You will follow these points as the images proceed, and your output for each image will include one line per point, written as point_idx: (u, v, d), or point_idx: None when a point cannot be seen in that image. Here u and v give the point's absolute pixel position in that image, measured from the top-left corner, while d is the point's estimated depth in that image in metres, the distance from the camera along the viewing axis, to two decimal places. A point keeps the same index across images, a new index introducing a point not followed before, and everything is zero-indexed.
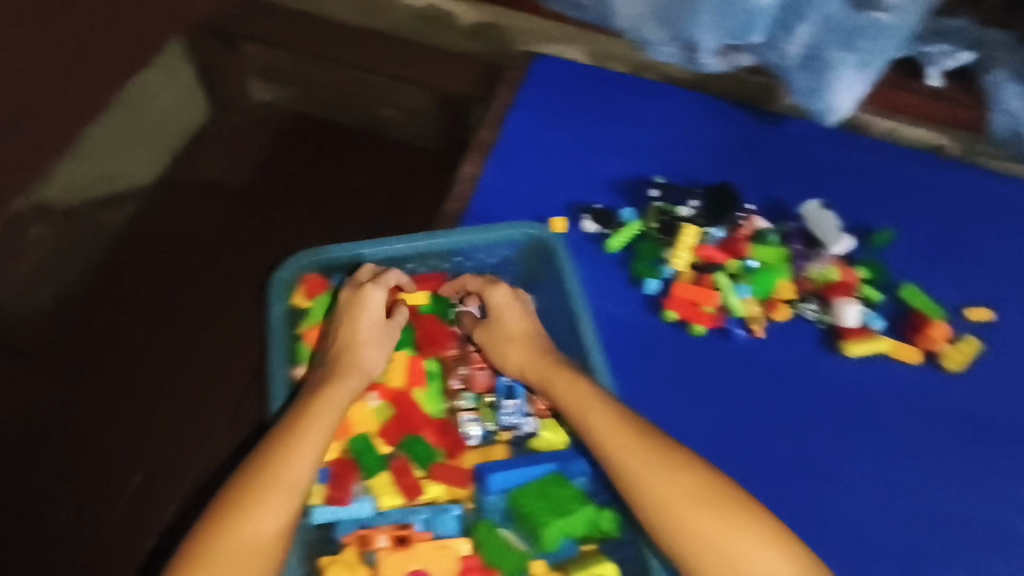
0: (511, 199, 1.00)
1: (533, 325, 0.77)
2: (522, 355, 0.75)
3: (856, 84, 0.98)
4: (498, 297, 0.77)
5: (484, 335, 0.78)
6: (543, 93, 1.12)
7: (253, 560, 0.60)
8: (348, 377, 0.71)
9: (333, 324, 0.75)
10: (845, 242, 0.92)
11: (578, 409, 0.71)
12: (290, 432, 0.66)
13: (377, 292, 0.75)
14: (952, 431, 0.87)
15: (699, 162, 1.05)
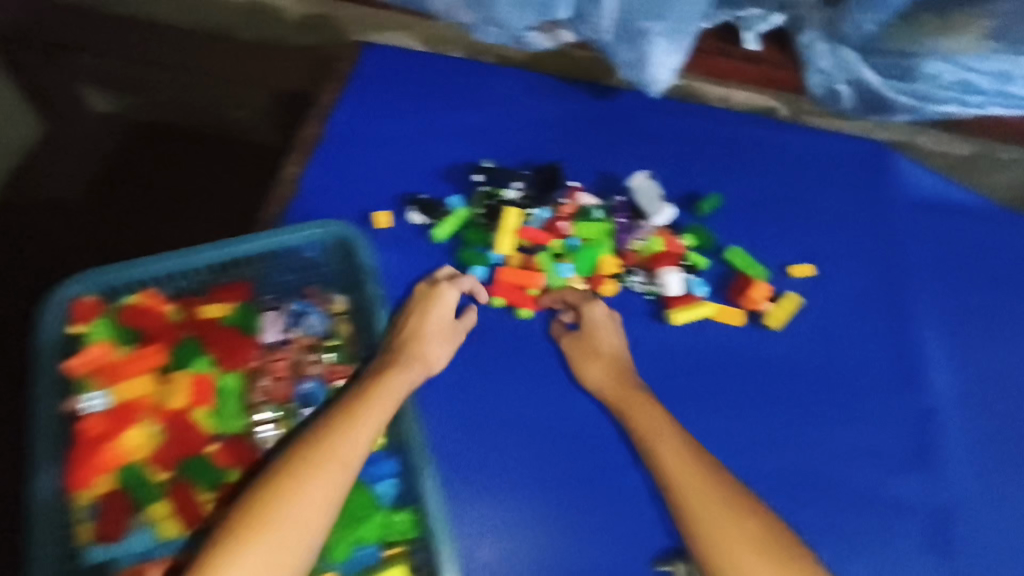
0: (336, 195, 0.96)
1: (622, 350, 0.85)
2: (607, 374, 0.84)
3: (671, 56, 0.99)
4: (597, 314, 0.86)
5: (575, 349, 0.85)
6: (374, 84, 1.09)
7: (305, 517, 0.63)
8: (410, 365, 0.76)
9: (404, 315, 0.81)
10: (667, 213, 0.94)
11: (651, 430, 0.78)
12: (357, 408, 0.71)
13: (451, 293, 0.83)
14: (833, 414, 0.91)
15: (533, 145, 1.05)
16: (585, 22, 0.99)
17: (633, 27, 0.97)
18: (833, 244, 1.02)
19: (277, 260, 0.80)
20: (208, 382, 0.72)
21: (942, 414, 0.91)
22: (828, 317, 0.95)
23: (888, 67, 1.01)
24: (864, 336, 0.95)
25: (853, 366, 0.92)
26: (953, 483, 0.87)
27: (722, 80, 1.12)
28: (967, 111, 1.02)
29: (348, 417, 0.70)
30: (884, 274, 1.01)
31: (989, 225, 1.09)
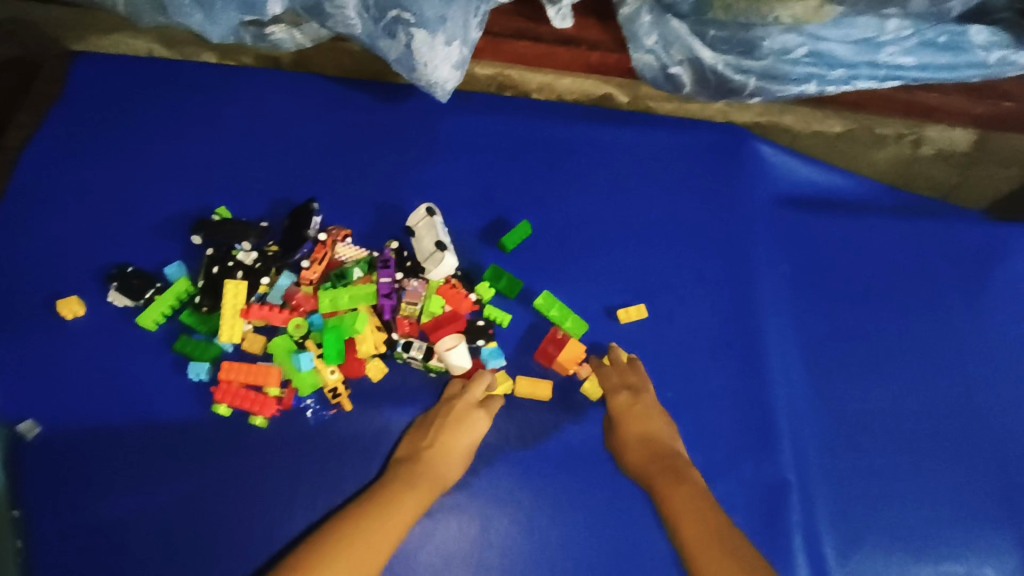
0: (13, 279, 0.73)
1: (666, 436, 0.71)
2: (643, 452, 0.70)
3: (449, 48, 0.75)
4: (620, 400, 0.72)
5: (616, 436, 0.72)
6: (82, 112, 0.83)
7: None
8: (433, 486, 0.65)
9: (430, 426, 0.69)
10: (447, 265, 0.72)
11: (675, 505, 0.63)
12: (378, 510, 0.61)
13: (485, 419, 0.69)
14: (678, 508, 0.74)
15: (297, 179, 0.82)
16: (327, 15, 0.74)
17: (387, 14, 0.73)
18: (675, 274, 0.83)
19: None
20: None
21: (794, 485, 0.77)
22: (660, 376, 0.79)
23: (726, 49, 0.79)
24: (706, 395, 0.79)
25: (687, 439, 0.77)
26: (798, 566, 0.74)
27: (539, 69, 0.88)
28: (829, 88, 0.81)
29: (348, 520, 0.59)
30: (735, 309, 0.83)
31: (863, 222, 0.92)
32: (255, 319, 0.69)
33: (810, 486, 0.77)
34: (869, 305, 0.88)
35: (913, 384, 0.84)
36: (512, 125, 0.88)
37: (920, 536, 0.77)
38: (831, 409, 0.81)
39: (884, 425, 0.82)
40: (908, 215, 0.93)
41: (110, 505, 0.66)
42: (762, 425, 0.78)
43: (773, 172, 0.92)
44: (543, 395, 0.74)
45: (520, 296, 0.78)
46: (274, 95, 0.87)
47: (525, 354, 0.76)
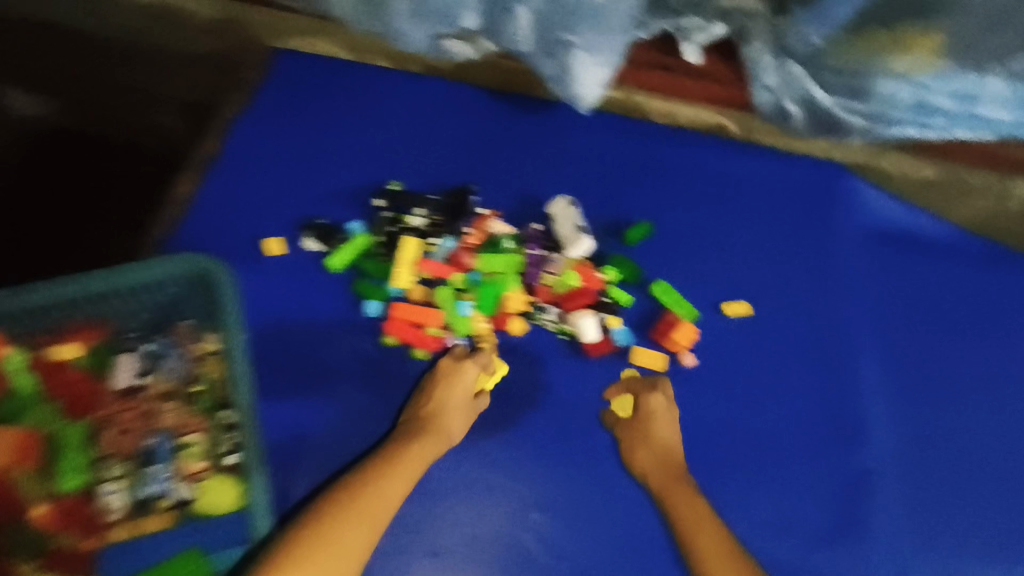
0: (228, 218, 0.89)
1: (674, 442, 0.80)
2: (655, 458, 0.79)
3: (596, 68, 0.89)
4: (653, 404, 0.80)
5: (631, 435, 0.80)
6: (284, 97, 1.01)
7: (338, 561, 0.63)
8: (437, 439, 0.75)
9: (428, 385, 0.78)
10: (584, 245, 0.85)
11: (693, 524, 0.75)
12: (384, 473, 0.71)
13: (473, 370, 0.78)
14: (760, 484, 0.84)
15: (451, 166, 0.96)
16: (502, 35, 0.90)
17: (551, 36, 0.88)
18: (773, 283, 0.93)
19: (142, 294, 0.72)
20: (39, 439, 0.65)
21: (867, 481, 0.86)
22: (753, 370, 0.88)
23: (839, 92, 0.90)
24: (790, 392, 0.88)
25: (773, 428, 0.86)
26: (861, 552, 0.83)
27: (664, 97, 1.01)
28: (930, 134, 0.92)
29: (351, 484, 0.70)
30: (822, 323, 0.92)
31: (947, 262, 1.01)
32: (425, 271, 0.82)
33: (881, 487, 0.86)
34: (947, 339, 0.95)
35: (984, 414, 0.92)
36: (635, 143, 1.01)
37: (975, 549, 0.85)
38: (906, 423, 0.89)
39: (954, 446, 0.89)
40: (986, 266, 1.01)
41: (297, 408, 0.79)
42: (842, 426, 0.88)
43: (866, 209, 1.01)
44: (658, 367, 0.84)
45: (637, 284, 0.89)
46: (438, 99, 1.03)
47: (641, 331, 0.86)
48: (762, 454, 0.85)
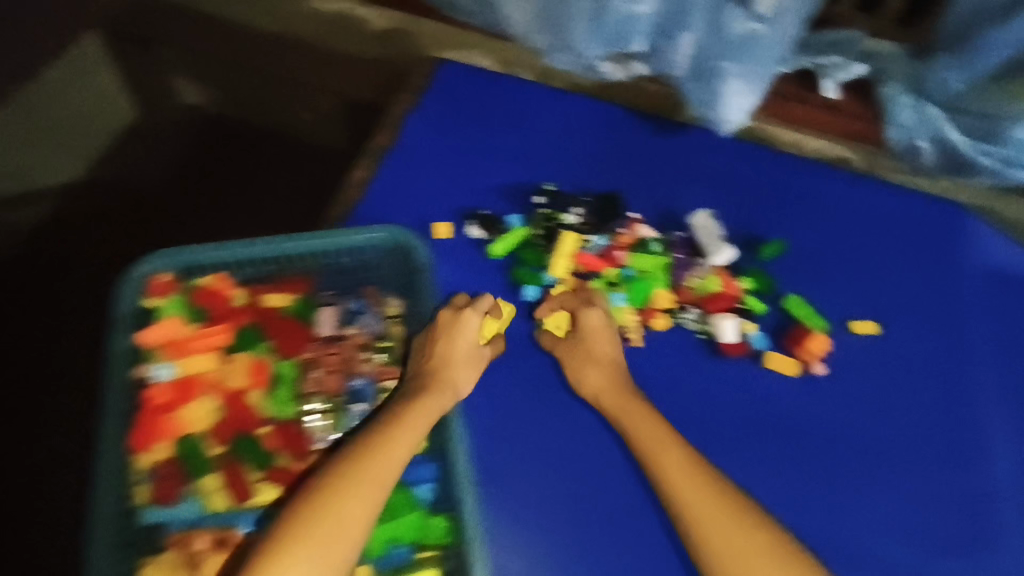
0: (400, 203, 0.99)
1: (618, 356, 0.84)
2: (602, 379, 0.82)
3: (743, 97, 0.95)
4: (591, 321, 0.85)
5: (576, 356, 0.84)
6: (446, 99, 1.11)
7: (338, 532, 0.62)
8: (439, 394, 0.73)
9: (428, 341, 0.78)
10: (724, 255, 0.92)
11: (650, 441, 0.77)
12: (387, 436, 0.69)
13: (475, 318, 0.80)
14: (894, 493, 0.85)
15: (598, 171, 1.04)
16: (660, 58, 0.99)
17: (704, 64, 0.95)
18: (899, 307, 0.97)
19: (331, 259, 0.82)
20: (267, 367, 0.76)
21: (1004, 502, 0.85)
22: (883, 383, 0.91)
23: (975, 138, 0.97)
24: (919, 407, 0.90)
25: (905, 440, 0.88)
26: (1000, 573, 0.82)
27: (796, 126, 1.08)
28: None
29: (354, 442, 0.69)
30: (949, 347, 0.95)
31: None
32: (580, 262, 0.91)
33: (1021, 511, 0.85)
34: None
35: None
36: (769, 165, 1.07)
37: None
38: None
39: None
40: None
41: None
42: (975, 447, 0.89)
43: (995, 243, 1.04)
44: (790, 373, 0.89)
45: (772, 296, 0.95)
46: (585, 109, 1.11)
47: (775, 338, 0.91)
48: (895, 464, 0.86)
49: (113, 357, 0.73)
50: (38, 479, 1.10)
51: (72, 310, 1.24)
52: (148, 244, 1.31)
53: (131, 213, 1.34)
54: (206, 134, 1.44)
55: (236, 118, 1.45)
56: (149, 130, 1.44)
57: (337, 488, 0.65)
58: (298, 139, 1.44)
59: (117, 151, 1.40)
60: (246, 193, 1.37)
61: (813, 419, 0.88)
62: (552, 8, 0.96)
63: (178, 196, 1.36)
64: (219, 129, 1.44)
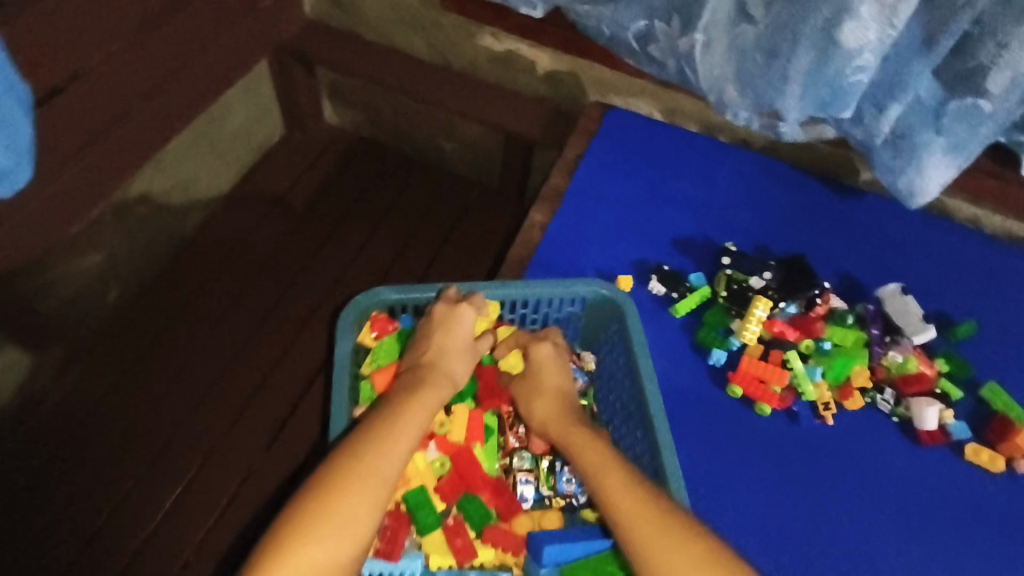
0: (579, 251, 0.98)
1: (569, 386, 0.75)
2: (551, 407, 0.73)
3: (946, 169, 0.93)
4: (540, 352, 0.75)
5: (526, 383, 0.75)
6: (618, 148, 1.11)
7: (340, 531, 0.59)
8: (438, 387, 0.71)
9: (424, 335, 0.75)
10: (924, 334, 0.88)
11: (594, 466, 0.67)
12: (386, 431, 0.65)
13: (470, 312, 0.75)
14: None
15: (776, 234, 1.03)
16: (860, 123, 0.96)
17: (910, 135, 0.93)
18: None
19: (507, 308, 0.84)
20: (482, 420, 0.75)
21: None
22: None
23: None
24: None
25: None
26: None
27: (982, 204, 1.04)
28: None
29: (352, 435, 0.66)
30: None
31: None
32: (773, 330, 0.88)
33: None
34: None
35: None
36: (953, 239, 1.03)
37: None
38: None
39: None
40: None
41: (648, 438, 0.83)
42: None
43: None
44: (995, 470, 0.84)
45: (968, 383, 0.90)
46: (758, 169, 1.10)
47: (974, 429, 0.87)
48: None
49: (334, 403, 0.70)
50: (182, 489, 1.10)
51: (219, 319, 1.25)
52: (291, 260, 1.33)
53: (277, 228, 1.37)
54: (351, 158, 1.48)
55: (381, 145, 1.51)
56: (297, 150, 1.49)
57: (336, 487, 0.61)
58: (440, 167, 1.48)
59: (268, 169, 1.45)
60: (390, 216, 1.40)
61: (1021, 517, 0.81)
62: (757, 69, 0.94)
63: (325, 215, 1.39)
64: (366, 152, 1.50)
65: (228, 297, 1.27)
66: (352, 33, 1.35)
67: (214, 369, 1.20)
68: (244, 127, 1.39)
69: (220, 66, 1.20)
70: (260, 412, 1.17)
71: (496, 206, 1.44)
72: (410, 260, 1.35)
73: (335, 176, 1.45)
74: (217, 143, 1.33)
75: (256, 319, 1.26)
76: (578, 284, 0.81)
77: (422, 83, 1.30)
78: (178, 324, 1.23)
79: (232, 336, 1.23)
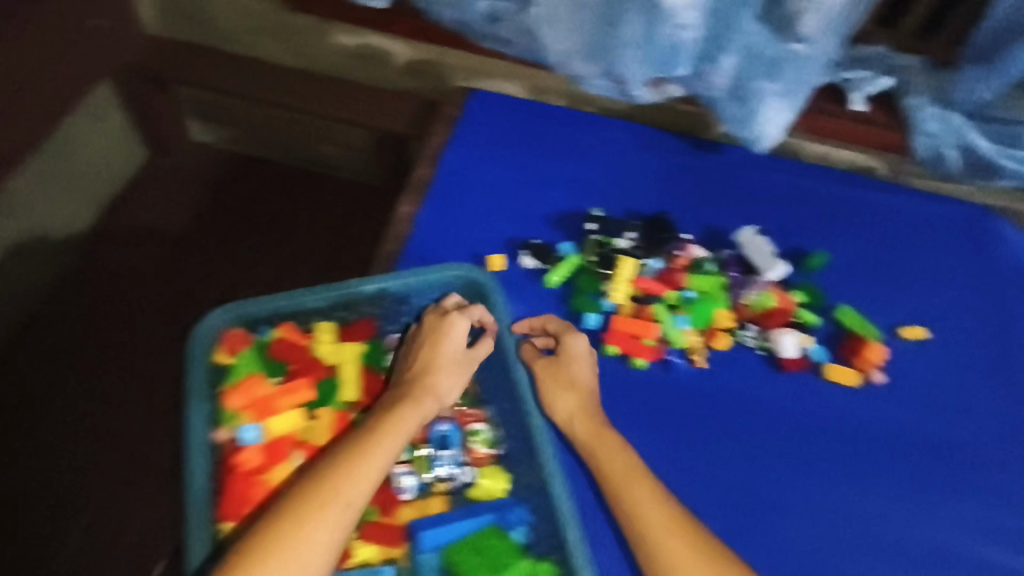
0: (450, 237, 0.98)
1: (594, 385, 0.82)
2: (575, 403, 0.80)
3: (781, 114, 0.98)
4: (575, 347, 0.82)
5: (551, 379, 0.82)
6: (481, 130, 1.11)
7: (297, 558, 0.59)
8: (419, 405, 0.71)
9: (413, 348, 0.76)
10: (778, 270, 0.94)
11: (616, 464, 0.75)
12: (357, 454, 0.66)
13: (462, 322, 0.76)
14: (964, 493, 0.86)
15: (641, 193, 1.06)
16: (698, 81, 1.00)
17: (747, 84, 0.97)
18: (950, 309, 0.99)
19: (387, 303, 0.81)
20: (348, 419, 0.75)
21: None
22: (939, 386, 0.93)
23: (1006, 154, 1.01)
24: (976, 407, 0.92)
25: (967, 440, 0.90)
26: None
27: (824, 139, 1.11)
28: None
29: (325, 458, 0.66)
30: (997, 344, 0.97)
31: None
32: (641, 285, 0.91)
33: None
34: None
35: None
36: (802, 175, 1.09)
37: None
38: None
39: None
40: None
41: None
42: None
43: None
44: (852, 384, 0.91)
45: (824, 307, 0.97)
46: (620, 134, 1.12)
47: (833, 350, 0.93)
48: (958, 465, 0.88)
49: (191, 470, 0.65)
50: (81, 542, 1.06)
51: (100, 364, 1.20)
52: (171, 290, 1.28)
53: (153, 260, 1.31)
54: (223, 173, 1.42)
55: (254, 155, 1.45)
56: (163, 173, 1.42)
57: (299, 511, 0.61)
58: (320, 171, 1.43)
59: (134, 197, 1.37)
60: (271, 229, 1.36)
61: (875, 423, 0.89)
62: (598, 37, 0.96)
63: (202, 239, 1.34)
64: (239, 164, 1.44)
65: (112, 339, 1.22)
66: (200, 46, 1.29)
67: (109, 415, 1.16)
68: (98, 159, 1.31)
69: (52, 100, 1.13)
70: (156, 450, 1.14)
71: (382, 204, 1.42)
72: (298, 271, 1.32)
73: (208, 195, 1.39)
74: (67, 179, 1.25)
75: (140, 357, 1.21)
76: (455, 266, 0.82)
77: (282, 90, 1.26)
78: (57, 376, 1.18)
79: (116, 378, 1.19)
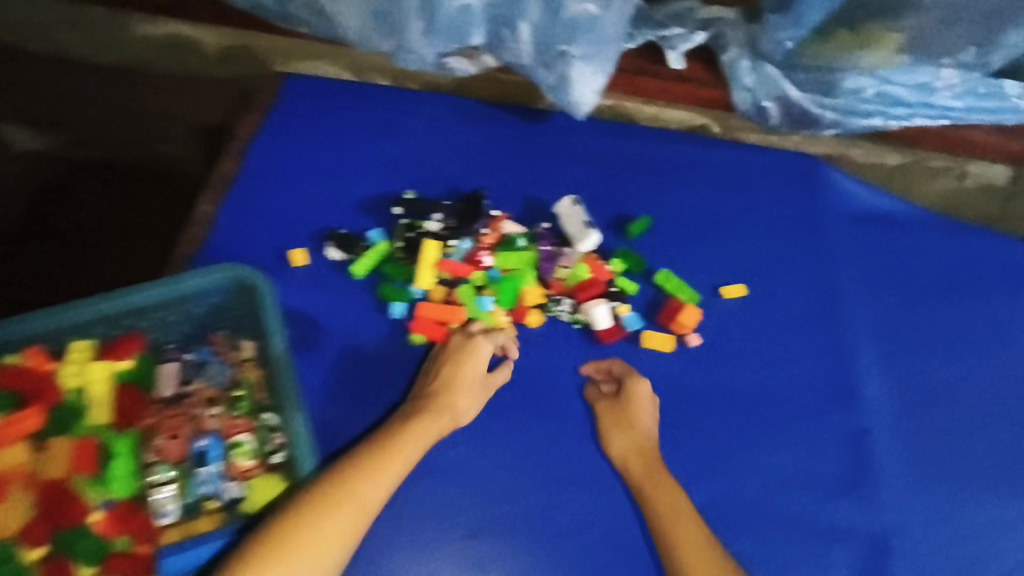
0: (252, 234, 0.93)
1: (653, 432, 0.84)
2: (630, 445, 0.83)
3: (593, 77, 0.94)
4: (640, 389, 0.86)
5: (608, 419, 0.85)
6: (293, 116, 1.05)
7: (313, 549, 0.63)
8: (435, 418, 0.78)
9: (435, 362, 0.84)
10: (592, 238, 0.91)
11: (669, 510, 0.78)
12: (377, 460, 0.72)
13: (485, 346, 0.84)
14: (772, 444, 0.88)
15: (461, 171, 1.02)
16: (504, 46, 0.96)
17: (552, 48, 0.93)
18: (771, 264, 1.00)
19: (165, 308, 0.78)
20: (91, 447, 0.72)
21: (873, 433, 0.90)
22: (753, 342, 0.94)
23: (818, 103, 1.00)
24: (788, 359, 0.94)
25: (777, 392, 0.91)
26: (873, 502, 0.86)
27: (650, 100, 1.09)
28: (894, 124, 1.00)
29: (345, 461, 0.71)
30: (814, 295, 0.99)
31: (931, 233, 1.07)
32: (448, 269, 0.88)
33: (886, 443, 0.90)
34: (939, 307, 1.01)
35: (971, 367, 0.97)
36: (627, 139, 1.07)
37: (975, 484, 0.90)
38: (910, 382, 0.95)
39: (947, 401, 0.95)
40: (972, 235, 1.07)
41: (325, 413, 0.82)
42: (844, 389, 0.93)
43: (853, 185, 1.08)
44: (668, 348, 0.91)
45: (644, 272, 0.96)
46: (442, 109, 1.08)
47: (651, 315, 0.93)
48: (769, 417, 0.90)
49: None
50: None
51: None
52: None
53: None
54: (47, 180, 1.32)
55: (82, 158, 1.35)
56: None
57: (322, 506, 0.66)
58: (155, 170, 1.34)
59: None
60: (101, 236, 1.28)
61: (688, 384, 0.90)
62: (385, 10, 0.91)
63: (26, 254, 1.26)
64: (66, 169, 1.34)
65: None
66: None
67: None
68: None
69: None
70: None
71: None
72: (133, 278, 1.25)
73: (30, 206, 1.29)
74: None
75: None
76: (226, 269, 0.77)
77: None
78: None
79: None
